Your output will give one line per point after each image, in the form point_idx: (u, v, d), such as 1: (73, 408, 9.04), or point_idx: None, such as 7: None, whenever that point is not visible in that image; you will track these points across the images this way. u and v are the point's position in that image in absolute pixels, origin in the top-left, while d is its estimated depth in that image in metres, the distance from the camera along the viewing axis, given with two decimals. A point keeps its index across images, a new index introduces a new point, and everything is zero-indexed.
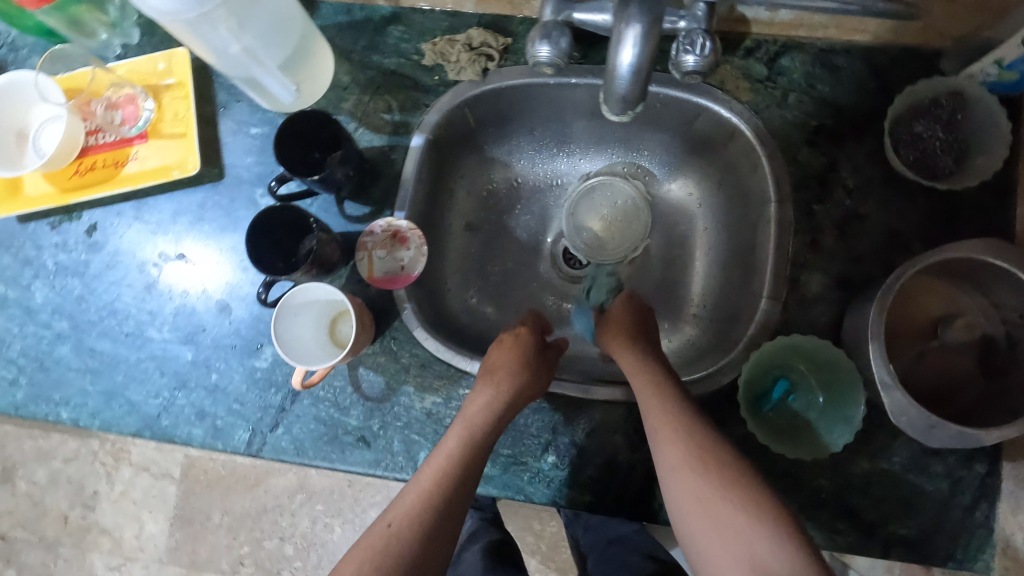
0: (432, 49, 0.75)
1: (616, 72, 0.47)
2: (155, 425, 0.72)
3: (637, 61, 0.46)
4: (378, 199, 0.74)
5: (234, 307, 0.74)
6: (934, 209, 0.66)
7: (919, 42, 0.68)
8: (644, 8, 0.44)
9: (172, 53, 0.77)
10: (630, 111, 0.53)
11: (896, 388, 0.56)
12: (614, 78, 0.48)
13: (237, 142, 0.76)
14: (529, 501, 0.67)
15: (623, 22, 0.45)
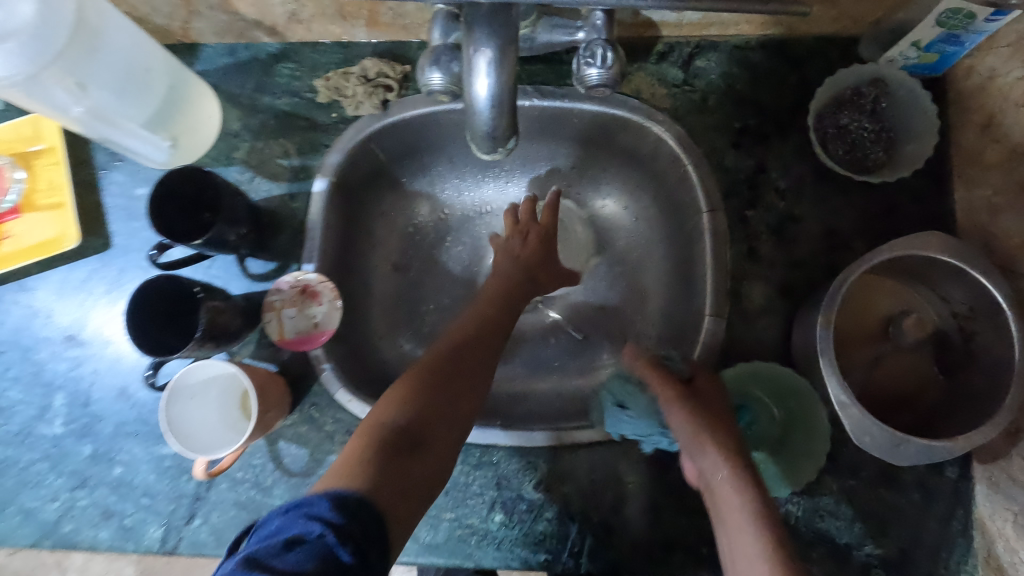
0: (326, 85, 0.69)
1: (475, 108, 0.43)
2: (54, 532, 0.64)
3: (495, 92, 0.42)
4: (283, 253, 0.68)
5: (135, 390, 0.66)
6: (870, 203, 0.62)
7: (833, 31, 0.65)
8: (489, 33, 0.40)
9: (39, 116, 0.70)
10: (504, 151, 0.48)
11: (851, 406, 0.52)
12: (475, 113, 0.43)
13: (122, 206, 0.69)
14: (480, 566, 0.61)
15: (472, 50, 0.41)
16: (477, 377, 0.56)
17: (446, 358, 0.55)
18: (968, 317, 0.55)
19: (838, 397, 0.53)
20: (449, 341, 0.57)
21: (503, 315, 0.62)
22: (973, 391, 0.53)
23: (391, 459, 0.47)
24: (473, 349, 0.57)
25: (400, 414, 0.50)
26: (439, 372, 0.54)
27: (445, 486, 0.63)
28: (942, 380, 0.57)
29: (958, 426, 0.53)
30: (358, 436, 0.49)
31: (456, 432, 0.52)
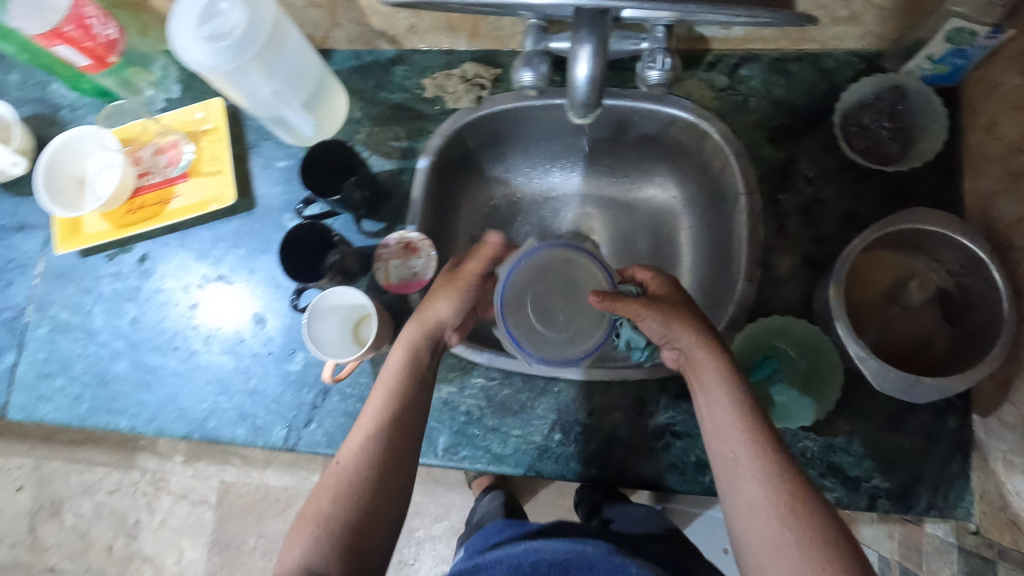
0: (433, 84, 0.86)
1: (575, 84, 0.57)
2: (202, 428, 0.81)
3: (592, 73, 0.56)
4: (391, 216, 0.83)
5: (269, 319, 0.83)
6: (887, 190, 0.73)
7: (861, 47, 0.77)
8: (591, 31, 0.54)
9: (208, 103, 0.89)
10: (593, 114, 0.62)
11: (869, 357, 0.61)
12: (575, 88, 0.57)
13: (267, 175, 0.87)
14: (541, 476, 0.74)
15: (577, 43, 0.55)
16: (404, 459, 0.61)
17: (377, 428, 0.61)
18: (961, 275, 0.66)
19: (856, 353, 0.62)
20: (385, 411, 0.62)
21: (422, 380, 0.65)
22: (972, 334, 0.64)
23: (330, 544, 0.54)
24: (397, 422, 0.62)
25: (336, 506, 0.57)
26: (386, 413, 0.62)
27: (515, 410, 0.76)
28: (948, 332, 0.67)
29: (967, 364, 0.63)
30: (296, 529, 0.56)
31: (401, 484, 0.60)
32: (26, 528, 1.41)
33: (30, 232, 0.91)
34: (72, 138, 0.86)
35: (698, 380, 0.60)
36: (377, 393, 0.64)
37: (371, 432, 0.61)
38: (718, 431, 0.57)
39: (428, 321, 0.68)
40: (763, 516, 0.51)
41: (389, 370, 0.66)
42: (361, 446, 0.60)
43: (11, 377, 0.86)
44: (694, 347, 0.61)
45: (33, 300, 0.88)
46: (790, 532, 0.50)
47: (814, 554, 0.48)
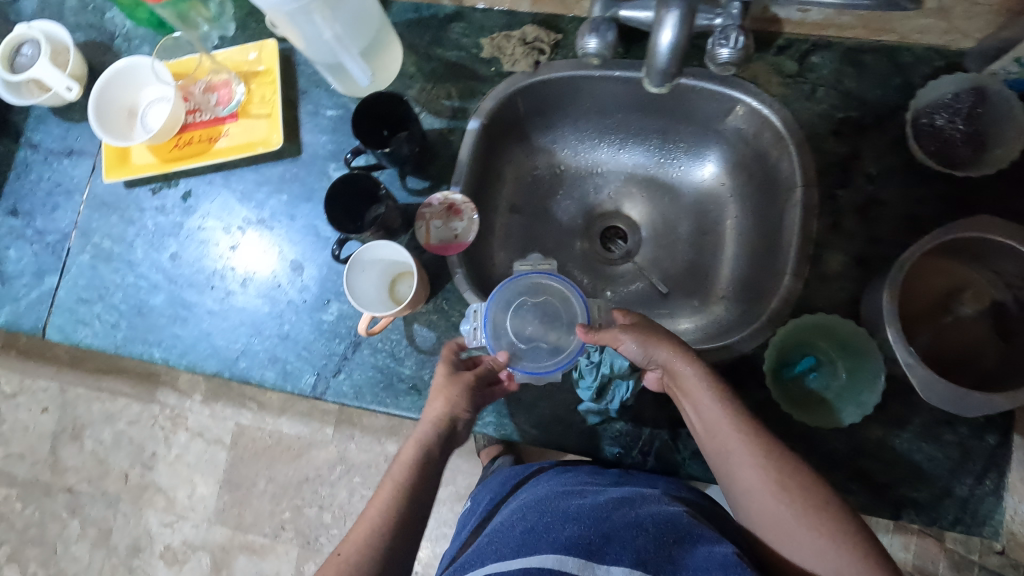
0: (491, 44, 0.84)
1: (656, 50, 0.55)
2: (233, 367, 0.82)
3: (676, 40, 0.53)
4: (435, 175, 0.83)
5: (306, 267, 0.83)
6: (953, 195, 0.71)
7: (943, 43, 0.73)
8: None
9: (263, 44, 0.88)
10: (669, 85, 0.60)
11: (919, 365, 0.59)
12: (656, 55, 0.55)
13: (315, 123, 0.87)
14: (564, 448, 0.74)
15: (664, 8, 0.52)
16: (399, 555, 0.57)
17: (383, 522, 0.58)
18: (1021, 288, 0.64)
19: (905, 360, 0.61)
20: (391, 503, 0.59)
21: (422, 483, 0.61)
22: None
23: None
24: (396, 530, 0.58)
25: None
26: (394, 509, 0.59)
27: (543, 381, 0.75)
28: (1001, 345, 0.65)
29: (1018, 383, 0.61)
30: None
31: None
32: (48, 448, 1.45)
33: (78, 158, 0.91)
34: (128, 67, 0.87)
35: (684, 391, 0.64)
36: (384, 484, 0.61)
37: (373, 524, 0.58)
38: (726, 445, 0.61)
39: (438, 417, 0.64)
40: (761, 497, 0.58)
41: (399, 461, 0.62)
42: (362, 539, 0.57)
43: (52, 299, 0.87)
44: (671, 360, 0.64)
45: (77, 226, 0.90)
46: (787, 500, 0.57)
47: (813, 522, 0.56)
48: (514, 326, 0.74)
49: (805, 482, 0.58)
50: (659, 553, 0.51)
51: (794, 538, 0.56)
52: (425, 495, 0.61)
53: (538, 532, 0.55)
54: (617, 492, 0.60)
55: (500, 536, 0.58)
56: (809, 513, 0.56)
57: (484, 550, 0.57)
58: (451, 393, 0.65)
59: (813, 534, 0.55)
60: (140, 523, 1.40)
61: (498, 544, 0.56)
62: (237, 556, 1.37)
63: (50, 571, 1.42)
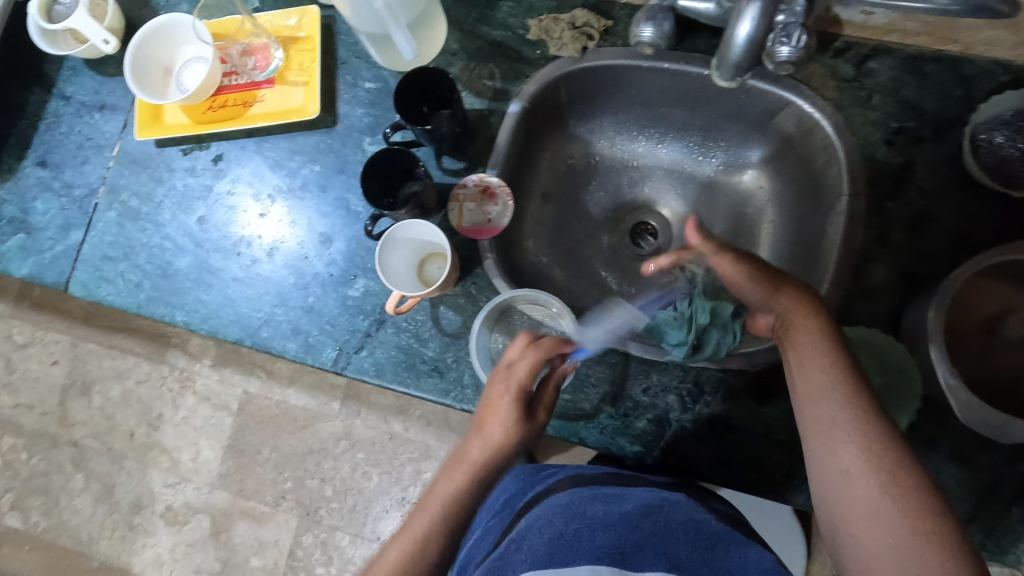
0: (538, 25, 0.81)
1: (731, 41, 0.53)
2: (255, 335, 0.81)
3: (753, 32, 0.51)
4: (473, 156, 0.82)
5: (335, 241, 0.82)
6: (1007, 215, 0.69)
7: (1010, 57, 0.71)
8: None
9: (305, 10, 0.86)
10: (739, 80, 0.59)
11: (961, 388, 0.58)
12: (730, 46, 0.53)
13: (353, 95, 0.85)
14: (583, 443, 0.73)
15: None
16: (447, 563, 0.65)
17: (434, 524, 0.65)
18: None
19: (946, 381, 0.60)
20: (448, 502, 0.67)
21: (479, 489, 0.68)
22: None
23: None
24: (448, 530, 0.65)
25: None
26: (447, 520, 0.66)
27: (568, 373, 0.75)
28: None
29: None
30: None
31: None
32: (56, 401, 1.45)
33: (110, 113, 0.90)
34: (169, 24, 0.86)
35: (795, 343, 0.60)
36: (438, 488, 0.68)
37: (430, 522, 0.65)
38: (810, 394, 0.57)
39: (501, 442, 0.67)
40: (842, 477, 0.52)
41: (460, 468, 0.69)
42: (418, 537, 0.65)
43: (77, 254, 0.87)
44: (793, 309, 0.61)
45: (105, 182, 0.89)
46: (863, 461, 0.52)
47: (880, 488, 0.50)
48: (588, 317, 0.80)
49: (874, 441, 0.52)
50: (689, 562, 0.52)
51: (851, 504, 0.52)
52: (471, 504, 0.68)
53: (567, 539, 0.55)
54: (645, 495, 0.60)
55: (528, 537, 0.57)
56: (874, 476, 0.51)
57: (511, 555, 0.55)
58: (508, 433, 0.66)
59: (874, 498, 0.50)
60: (143, 481, 1.41)
61: (528, 552, 0.54)
62: (237, 522, 1.38)
63: (52, 521, 1.44)
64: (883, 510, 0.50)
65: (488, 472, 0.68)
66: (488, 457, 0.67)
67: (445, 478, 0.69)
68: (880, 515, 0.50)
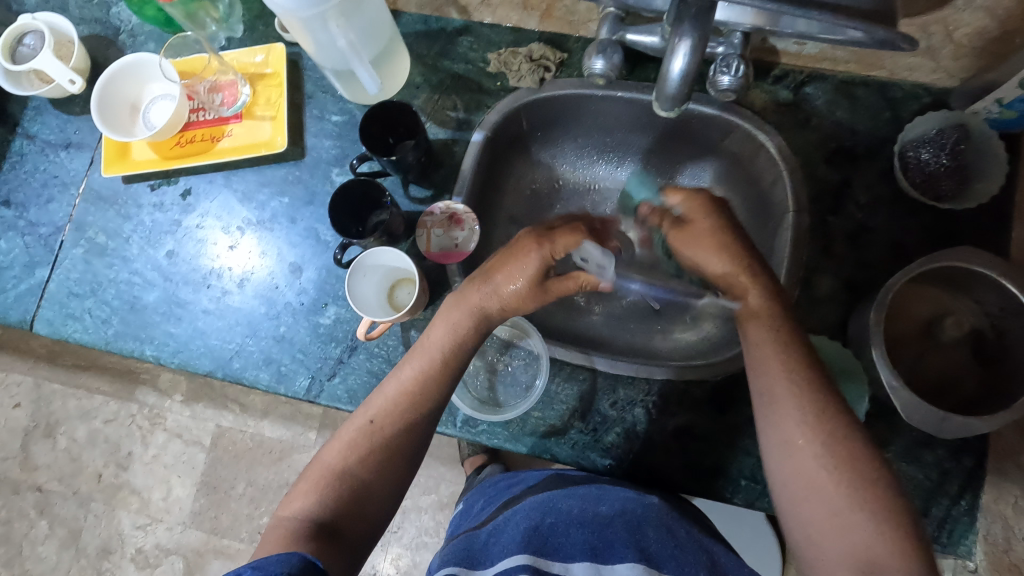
0: (497, 59, 0.85)
1: (667, 76, 0.56)
2: (226, 367, 0.82)
3: (687, 67, 0.55)
4: (439, 184, 0.85)
5: (305, 270, 0.83)
6: (937, 225, 0.74)
7: (930, 80, 0.77)
8: (695, 26, 0.52)
9: (270, 47, 0.89)
10: (678, 109, 0.62)
11: (903, 389, 0.62)
12: (666, 81, 0.56)
13: (320, 127, 0.87)
14: (556, 459, 0.76)
15: (677, 37, 0.53)
16: (412, 446, 0.63)
17: (401, 403, 0.63)
18: (1000, 317, 0.66)
19: (889, 382, 0.64)
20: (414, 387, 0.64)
21: (453, 360, 0.65)
22: (1007, 377, 0.65)
23: (332, 500, 0.58)
24: (412, 413, 0.63)
25: (350, 465, 0.60)
26: (410, 401, 0.63)
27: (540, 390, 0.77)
28: (980, 370, 0.68)
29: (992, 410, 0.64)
30: (307, 482, 0.60)
31: (401, 475, 0.62)
32: (17, 445, 1.39)
33: (76, 150, 0.91)
34: (136, 62, 0.88)
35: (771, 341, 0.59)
36: (409, 364, 0.65)
37: (396, 399, 0.63)
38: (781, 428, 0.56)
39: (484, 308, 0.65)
40: (805, 486, 0.54)
41: (432, 340, 0.66)
42: (382, 411, 0.63)
43: (42, 292, 0.86)
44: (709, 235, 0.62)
45: (71, 219, 0.89)
46: (833, 480, 0.52)
47: (858, 507, 0.51)
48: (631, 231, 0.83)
49: (855, 475, 0.52)
50: (660, 556, 0.57)
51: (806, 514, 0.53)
52: (436, 392, 0.64)
53: (543, 531, 0.60)
54: (620, 496, 0.62)
55: (504, 528, 0.62)
56: (838, 491, 0.52)
57: (490, 545, 0.61)
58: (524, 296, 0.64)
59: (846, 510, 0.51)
60: (112, 524, 1.35)
61: (504, 543, 0.60)
62: (212, 561, 1.32)
63: (15, 572, 1.36)
64: (854, 526, 0.51)
65: (437, 367, 0.64)
66: (440, 350, 0.65)
67: (395, 380, 0.65)
68: (850, 521, 0.51)
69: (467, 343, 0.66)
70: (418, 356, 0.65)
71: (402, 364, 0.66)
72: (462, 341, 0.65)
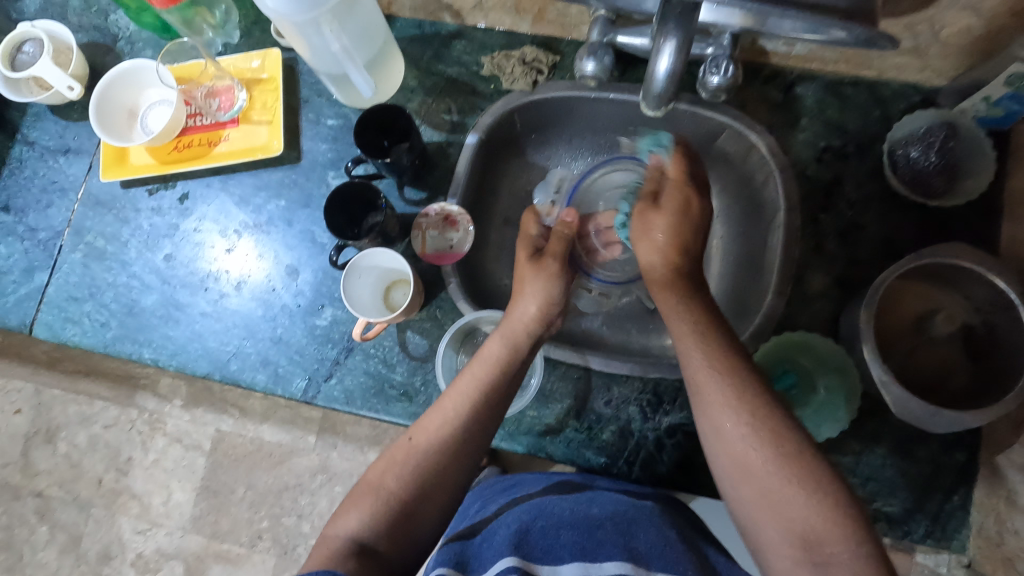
0: (491, 62, 0.86)
1: (653, 76, 0.57)
2: (223, 369, 0.82)
3: (672, 67, 0.56)
4: (434, 186, 0.85)
5: (302, 272, 0.84)
6: (926, 222, 0.75)
7: (919, 79, 0.77)
8: (679, 25, 0.53)
9: (266, 52, 0.90)
10: (665, 108, 0.63)
11: (893, 384, 0.62)
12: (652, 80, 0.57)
13: (316, 131, 0.88)
14: (551, 458, 0.76)
15: (662, 36, 0.54)
16: (461, 464, 0.63)
17: (452, 421, 0.64)
18: (990, 312, 0.67)
19: (880, 377, 0.64)
20: (467, 404, 0.65)
21: (506, 378, 0.67)
22: (999, 371, 0.65)
23: (379, 518, 0.59)
24: (463, 431, 0.64)
25: (396, 482, 0.61)
26: (462, 420, 0.64)
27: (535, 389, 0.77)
28: (971, 365, 0.68)
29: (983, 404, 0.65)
30: (354, 498, 0.61)
31: (446, 493, 0.62)
32: (18, 451, 1.39)
33: (75, 156, 0.92)
34: (134, 69, 0.89)
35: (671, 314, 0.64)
36: (462, 380, 0.66)
37: (446, 417, 0.64)
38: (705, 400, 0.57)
39: (528, 317, 0.70)
40: (741, 462, 0.54)
41: (487, 358, 0.68)
42: (433, 430, 0.64)
43: (42, 296, 0.87)
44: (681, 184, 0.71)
45: (70, 224, 0.90)
46: (759, 452, 0.53)
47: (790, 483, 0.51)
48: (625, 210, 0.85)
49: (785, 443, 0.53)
50: (648, 557, 0.57)
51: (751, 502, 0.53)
52: (489, 413, 0.65)
53: (532, 532, 0.60)
54: (612, 501, 0.65)
55: (494, 532, 0.62)
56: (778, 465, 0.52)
57: (478, 547, 0.61)
58: (542, 296, 0.70)
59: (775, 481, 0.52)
60: (112, 530, 1.36)
61: (492, 545, 0.60)
62: (213, 565, 1.33)
63: None
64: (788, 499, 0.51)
65: (492, 383, 0.66)
66: (485, 376, 0.66)
67: (442, 403, 0.66)
68: (784, 497, 0.51)
69: (514, 360, 0.68)
70: (472, 372, 0.67)
71: (456, 380, 0.67)
72: (512, 359, 0.68)
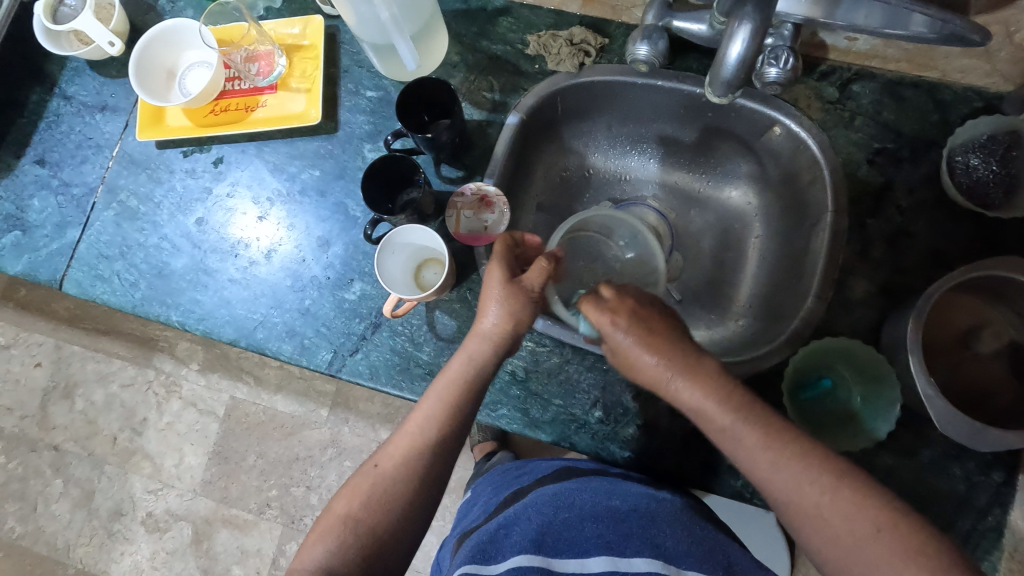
0: (537, 41, 0.84)
1: (723, 62, 0.55)
2: (249, 337, 0.82)
3: (744, 53, 0.53)
4: (470, 165, 0.84)
5: (332, 245, 0.83)
6: (981, 233, 0.72)
7: (984, 85, 0.75)
8: (756, 9, 0.51)
9: (308, 19, 0.88)
10: (730, 97, 0.60)
11: (938, 398, 0.60)
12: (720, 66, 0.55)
13: (354, 102, 0.87)
14: (574, 448, 0.75)
15: (737, 21, 0.52)
16: (438, 469, 0.62)
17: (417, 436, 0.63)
18: None
19: (923, 390, 0.62)
20: (433, 421, 0.63)
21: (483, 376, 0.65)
22: None
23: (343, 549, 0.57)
24: (431, 450, 0.62)
25: (361, 508, 0.59)
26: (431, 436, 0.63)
27: (560, 378, 0.77)
28: (1016, 385, 0.66)
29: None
30: (319, 530, 0.59)
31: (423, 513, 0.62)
32: (36, 404, 1.41)
33: (111, 114, 0.91)
34: (175, 28, 0.88)
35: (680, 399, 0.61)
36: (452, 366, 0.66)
37: (416, 437, 0.63)
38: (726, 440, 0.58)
39: (495, 334, 0.65)
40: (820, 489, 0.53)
41: (462, 360, 0.65)
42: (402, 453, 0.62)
43: (72, 253, 0.87)
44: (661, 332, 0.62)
45: (104, 181, 0.89)
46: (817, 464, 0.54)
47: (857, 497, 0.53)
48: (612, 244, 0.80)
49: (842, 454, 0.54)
50: (678, 550, 0.57)
51: (789, 494, 0.54)
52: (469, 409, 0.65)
53: (556, 526, 0.60)
54: (631, 490, 0.64)
55: (514, 525, 0.62)
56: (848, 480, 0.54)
57: (498, 538, 0.61)
58: (505, 300, 0.64)
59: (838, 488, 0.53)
60: (124, 488, 1.37)
61: (515, 538, 0.59)
62: (219, 530, 1.34)
63: (28, 527, 1.39)
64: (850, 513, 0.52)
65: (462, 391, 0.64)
66: (453, 389, 0.64)
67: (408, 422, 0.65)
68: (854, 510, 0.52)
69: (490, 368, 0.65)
70: (455, 371, 0.65)
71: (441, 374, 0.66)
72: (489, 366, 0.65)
